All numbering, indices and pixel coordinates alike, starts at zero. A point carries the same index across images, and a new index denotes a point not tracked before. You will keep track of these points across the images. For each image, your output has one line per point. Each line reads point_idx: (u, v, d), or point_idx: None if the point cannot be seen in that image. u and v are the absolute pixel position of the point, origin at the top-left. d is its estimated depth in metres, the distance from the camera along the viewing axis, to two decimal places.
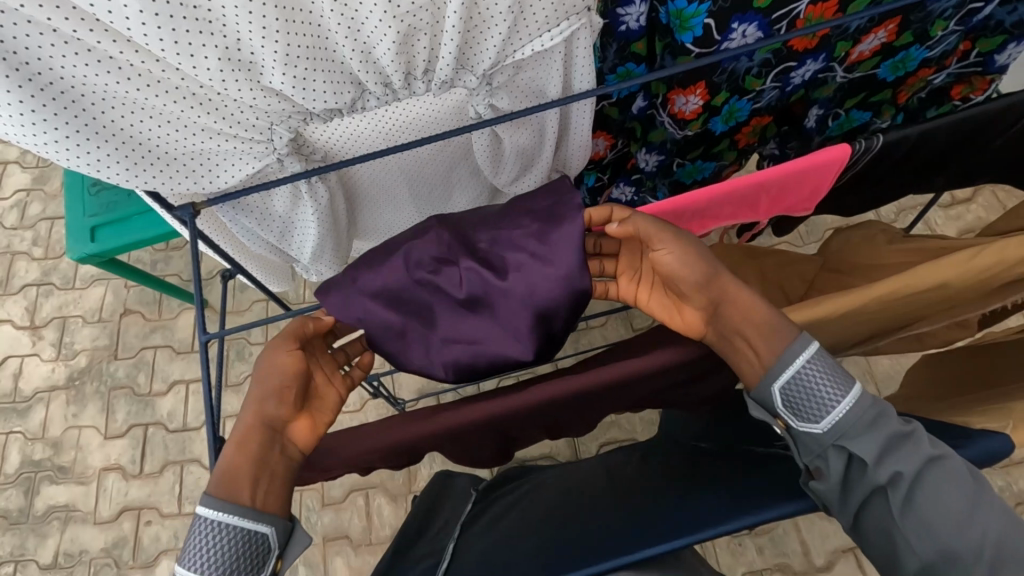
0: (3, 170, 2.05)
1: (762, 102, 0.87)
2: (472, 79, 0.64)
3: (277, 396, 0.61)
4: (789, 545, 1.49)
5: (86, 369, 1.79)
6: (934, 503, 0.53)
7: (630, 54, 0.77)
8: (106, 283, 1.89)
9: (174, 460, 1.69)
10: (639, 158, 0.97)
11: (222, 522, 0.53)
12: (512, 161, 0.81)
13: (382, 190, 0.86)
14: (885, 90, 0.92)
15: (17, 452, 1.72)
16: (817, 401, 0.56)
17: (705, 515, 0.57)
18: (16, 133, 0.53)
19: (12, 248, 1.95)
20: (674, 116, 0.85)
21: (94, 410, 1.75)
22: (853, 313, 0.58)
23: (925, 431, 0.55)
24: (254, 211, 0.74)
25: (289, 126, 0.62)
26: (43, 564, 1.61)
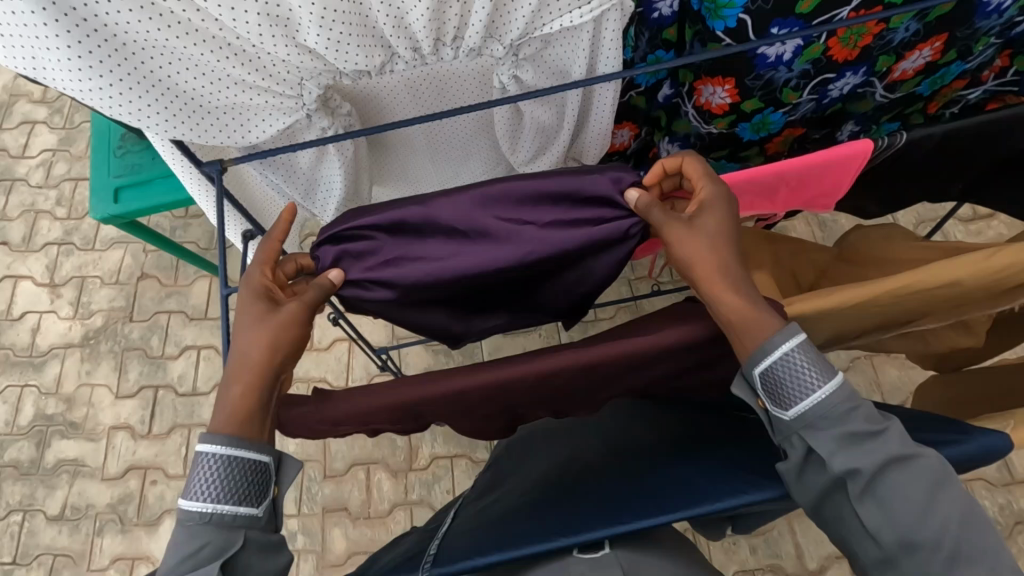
0: (32, 129, 2.09)
1: (797, 113, 0.86)
2: (499, 49, 0.64)
3: (280, 354, 0.62)
4: (783, 547, 1.50)
5: (102, 329, 1.83)
6: (890, 497, 0.55)
7: (661, 41, 0.78)
8: (125, 246, 1.92)
9: (182, 423, 1.72)
10: (662, 147, 0.97)
11: (221, 452, 0.57)
12: (531, 138, 0.81)
13: (405, 147, 0.87)
14: (918, 102, 0.92)
15: (31, 405, 1.77)
16: (793, 387, 0.57)
17: (709, 491, 0.58)
18: (64, 79, 0.54)
19: (36, 206, 1.99)
20: (700, 108, 0.85)
21: (107, 368, 1.79)
22: (867, 306, 0.59)
23: (897, 428, 0.56)
24: (281, 167, 0.74)
25: (319, 84, 0.63)
26: (51, 514, 1.66)
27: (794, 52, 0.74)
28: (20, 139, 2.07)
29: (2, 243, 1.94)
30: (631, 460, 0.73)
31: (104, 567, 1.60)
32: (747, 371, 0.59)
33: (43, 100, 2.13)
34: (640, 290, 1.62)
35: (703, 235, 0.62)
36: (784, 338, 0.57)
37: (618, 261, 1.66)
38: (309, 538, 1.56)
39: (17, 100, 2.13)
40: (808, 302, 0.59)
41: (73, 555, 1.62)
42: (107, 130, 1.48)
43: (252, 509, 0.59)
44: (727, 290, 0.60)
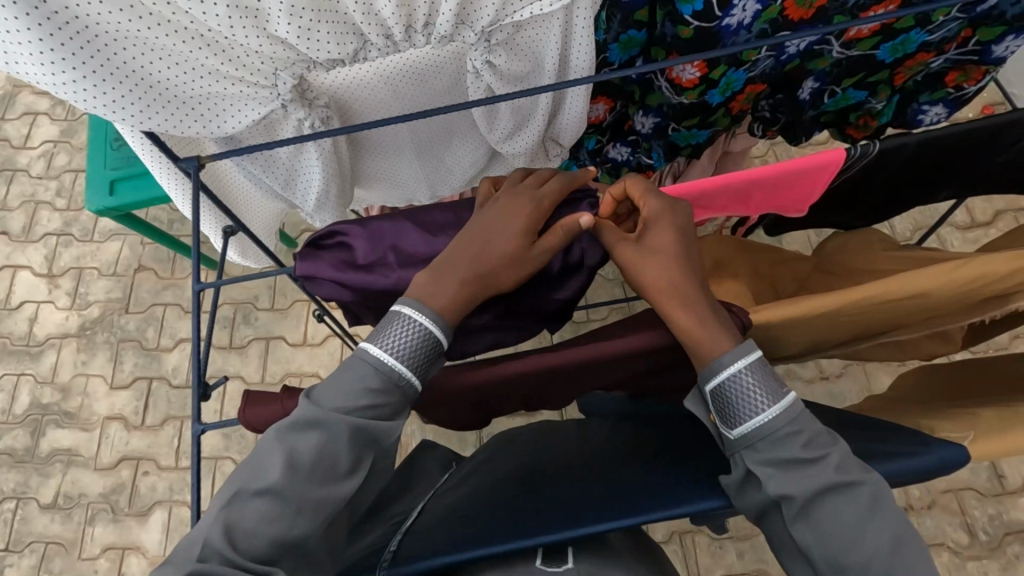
0: (34, 120, 2.10)
1: (757, 71, 0.85)
2: (471, 35, 0.64)
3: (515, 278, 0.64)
4: (769, 552, 1.50)
5: (98, 320, 1.84)
6: (822, 521, 0.55)
7: (633, 22, 0.75)
8: (123, 238, 1.93)
9: (175, 415, 1.73)
10: (636, 120, 0.95)
11: (419, 324, 0.60)
12: (507, 119, 0.81)
13: (386, 140, 0.87)
14: (882, 72, 0.87)
15: (28, 394, 1.78)
16: (742, 406, 0.57)
17: (663, 496, 0.59)
18: (35, 73, 0.54)
19: (36, 196, 2.00)
20: (672, 82, 0.84)
21: (103, 359, 1.80)
22: (829, 316, 0.59)
23: (835, 456, 0.55)
24: (259, 157, 0.74)
25: (293, 73, 0.63)
26: (44, 502, 1.67)
27: (753, 17, 0.73)
28: (23, 130, 2.09)
29: (3, 232, 1.96)
30: (603, 462, 0.73)
31: (95, 556, 1.62)
32: (698, 385, 0.59)
33: (45, 92, 2.15)
34: (633, 291, 1.62)
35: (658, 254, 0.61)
36: (735, 355, 0.57)
37: (611, 262, 1.65)
38: None
39: (20, 91, 2.15)
40: (773, 310, 0.59)
41: (65, 543, 1.63)
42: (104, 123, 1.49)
43: (371, 423, 0.59)
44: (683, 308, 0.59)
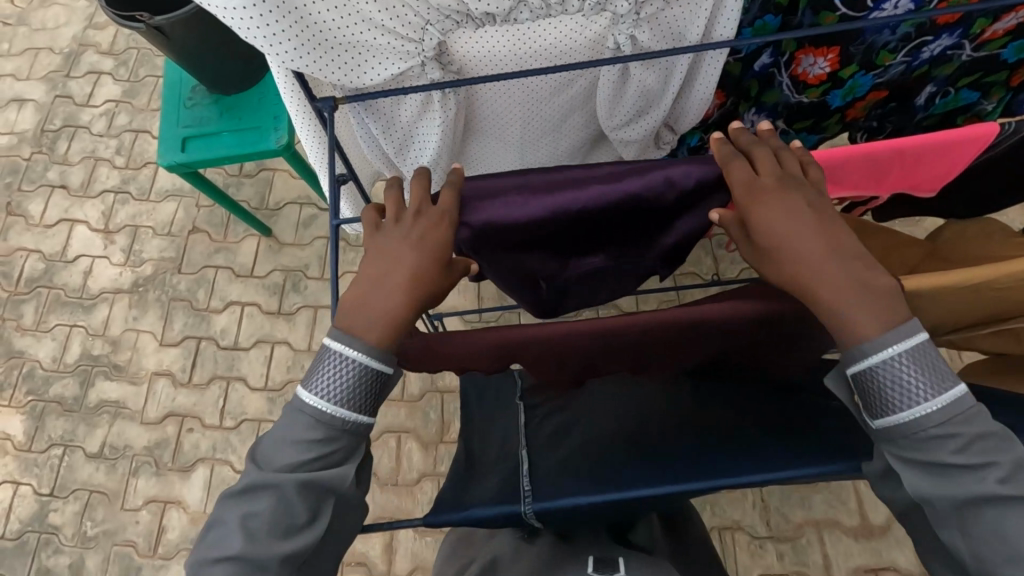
0: (98, 80, 2.14)
1: (885, 77, 0.84)
2: (623, 4, 0.66)
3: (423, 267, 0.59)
4: (810, 556, 1.48)
5: (151, 277, 1.87)
6: (953, 513, 0.54)
7: (773, 5, 0.73)
8: (179, 199, 1.96)
9: (222, 375, 1.75)
10: (745, 119, 0.93)
11: (352, 363, 0.57)
12: (631, 102, 0.80)
13: (495, 118, 0.85)
14: (1001, 72, 0.86)
15: (79, 345, 1.82)
16: (900, 394, 0.54)
17: (762, 462, 0.63)
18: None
19: (96, 153, 2.04)
20: (796, 78, 0.83)
21: (153, 316, 1.83)
22: (977, 288, 0.59)
23: (993, 467, 0.53)
24: (382, 114, 0.74)
25: (441, 29, 0.66)
26: (90, 452, 1.70)
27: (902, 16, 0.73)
28: (86, 88, 2.13)
29: (63, 186, 2.00)
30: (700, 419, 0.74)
31: (138, 507, 1.64)
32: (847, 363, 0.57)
33: (110, 52, 2.18)
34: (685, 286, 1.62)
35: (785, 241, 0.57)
36: (888, 341, 0.54)
37: None
38: None
39: (86, 50, 2.19)
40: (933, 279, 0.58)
41: (108, 493, 1.66)
42: (187, 79, 1.51)
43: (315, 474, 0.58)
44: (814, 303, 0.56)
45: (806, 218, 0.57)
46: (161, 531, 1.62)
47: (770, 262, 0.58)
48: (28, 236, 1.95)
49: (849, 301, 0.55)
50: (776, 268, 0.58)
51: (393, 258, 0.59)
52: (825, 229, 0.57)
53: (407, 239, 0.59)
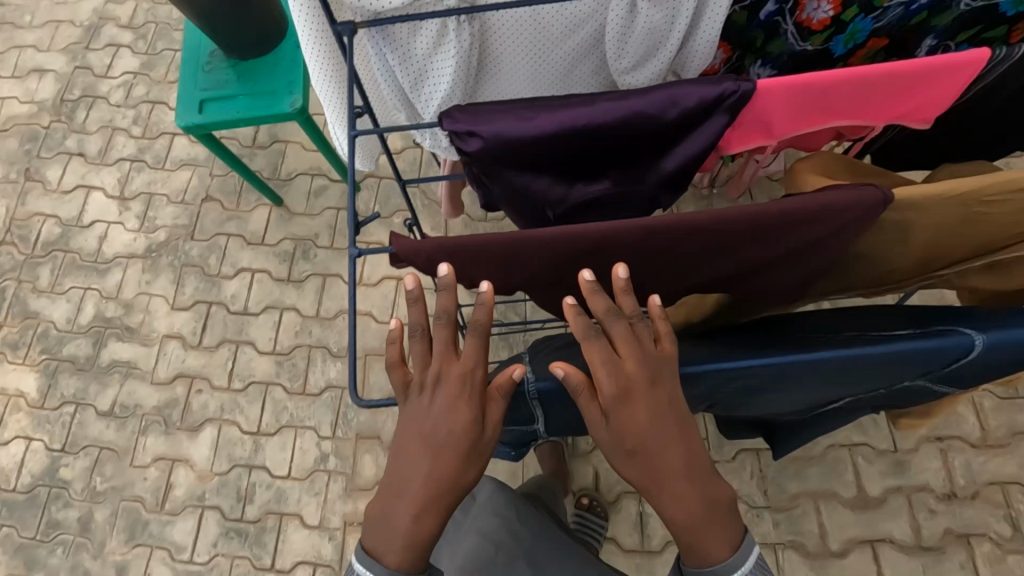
0: (116, 52, 2.18)
1: (885, 21, 0.85)
2: None
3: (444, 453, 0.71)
4: (807, 526, 1.50)
5: (164, 243, 1.91)
6: None
7: None
8: (193, 168, 2.00)
9: (231, 339, 1.78)
10: (752, 72, 0.96)
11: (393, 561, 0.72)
12: (638, 46, 0.79)
13: (507, 65, 0.84)
14: (999, 26, 0.87)
15: (93, 307, 1.86)
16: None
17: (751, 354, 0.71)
18: None
19: (114, 123, 2.08)
20: (799, 24, 0.86)
21: (166, 281, 1.87)
22: (960, 198, 0.66)
23: None
24: (398, 44, 0.77)
25: None
26: (100, 410, 1.74)
27: None
28: (106, 60, 2.17)
29: (80, 153, 2.05)
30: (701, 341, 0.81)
31: (146, 464, 1.68)
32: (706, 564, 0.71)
33: (129, 26, 2.23)
34: None
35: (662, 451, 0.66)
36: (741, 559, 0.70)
37: None
38: (341, 461, 1.64)
39: (106, 24, 2.23)
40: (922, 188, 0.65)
41: (117, 450, 1.70)
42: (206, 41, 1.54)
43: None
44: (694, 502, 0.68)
45: (671, 421, 0.66)
46: (168, 487, 1.65)
47: (639, 465, 0.66)
48: (46, 201, 1.99)
49: (699, 517, 0.67)
50: (645, 476, 0.66)
51: (431, 427, 0.70)
52: (681, 432, 0.67)
53: (443, 404, 0.70)
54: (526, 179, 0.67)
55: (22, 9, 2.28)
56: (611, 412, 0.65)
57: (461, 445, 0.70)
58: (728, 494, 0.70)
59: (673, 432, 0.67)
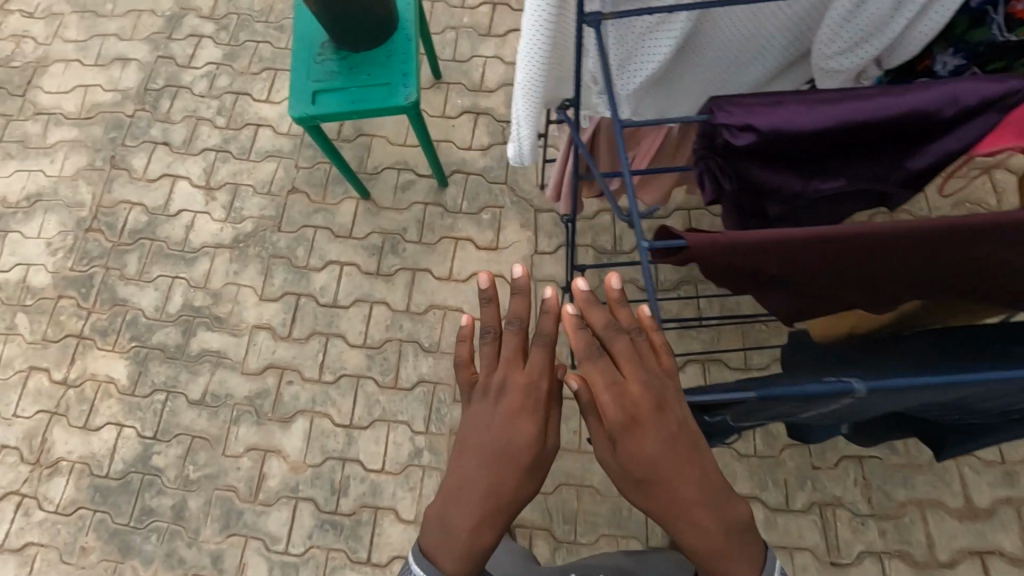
0: (198, 42, 2.19)
1: None
2: None
3: (490, 449, 0.89)
4: (914, 535, 1.48)
5: (251, 234, 1.91)
6: None
7: None
8: (279, 160, 2.00)
9: (321, 331, 1.78)
10: (938, 62, 0.86)
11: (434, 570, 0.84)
12: (852, 30, 0.77)
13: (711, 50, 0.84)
14: None
15: (181, 295, 1.86)
16: None
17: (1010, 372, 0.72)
18: None
19: (198, 113, 2.08)
20: (1012, 14, 0.78)
21: (254, 271, 1.87)
22: None
23: None
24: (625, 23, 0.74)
25: None
26: (192, 398, 1.74)
27: None
28: (188, 50, 2.18)
29: (165, 142, 2.05)
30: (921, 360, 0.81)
31: (239, 454, 1.68)
32: None
33: (210, 17, 2.23)
34: None
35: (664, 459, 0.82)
36: None
37: None
38: (435, 456, 1.64)
39: (187, 14, 2.24)
40: None
41: (210, 439, 1.70)
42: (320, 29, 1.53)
43: None
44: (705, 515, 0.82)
45: (671, 451, 0.82)
46: (262, 477, 1.66)
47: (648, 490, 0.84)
48: (132, 189, 2.00)
49: (698, 537, 0.82)
50: (645, 496, 0.84)
51: (493, 433, 0.89)
52: (682, 464, 0.82)
53: (501, 412, 0.91)
54: (770, 174, 0.78)
55: None
56: (619, 439, 0.83)
57: (523, 458, 0.88)
58: (741, 515, 0.83)
59: (680, 453, 0.83)
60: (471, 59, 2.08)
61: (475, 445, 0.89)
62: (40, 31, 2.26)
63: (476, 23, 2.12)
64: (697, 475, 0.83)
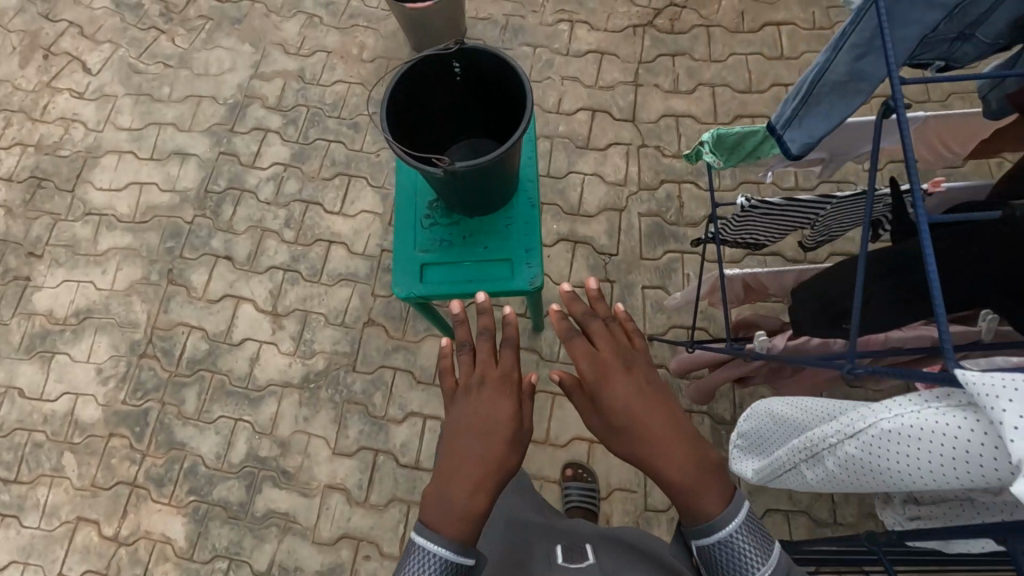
0: (264, 138, 1.99)
1: None
2: None
3: (478, 419, 0.91)
4: None
5: (324, 373, 1.73)
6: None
7: None
8: (353, 284, 1.81)
9: (402, 497, 1.60)
10: None
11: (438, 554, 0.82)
12: None
13: None
14: None
15: (245, 442, 1.68)
16: (741, 563, 0.81)
17: None
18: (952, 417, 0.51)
19: (263, 223, 1.89)
20: None
21: (326, 419, 1.68)
22: None
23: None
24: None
25: None
26: (257, 569, 1.57)
27: None
28: (252, 147, 1.98)
29: (227, 256, 1.86)
30: None
31: None
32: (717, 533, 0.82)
33: (276, 107, 2.03)
34: None
35: (633, 396, 0.92)
36: (732, 515, 0.82)
37: None
38: None
39: (252, 103, 2.04)
40: None
41: None
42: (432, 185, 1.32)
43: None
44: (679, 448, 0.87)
45: (643, 399, 0.92)
46: None
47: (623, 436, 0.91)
48: (190, 311, 1.81)
49: (675, 471, 0.86)
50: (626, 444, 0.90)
51: (476, 416, 0.91)
52: (655, 407, 0.91)
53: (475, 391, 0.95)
54: None
55: (161, 79, 2.09)
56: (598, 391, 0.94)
57: (507, 431, 0.90)
58: (714, 457, 0.87)
59: (651, 400, 0.92)
60: (568, 175, 1.87)
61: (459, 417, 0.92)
62: (90, 114, 2.06)
63: (574, 133, 1.92)
64: (670, 411, 0.91)
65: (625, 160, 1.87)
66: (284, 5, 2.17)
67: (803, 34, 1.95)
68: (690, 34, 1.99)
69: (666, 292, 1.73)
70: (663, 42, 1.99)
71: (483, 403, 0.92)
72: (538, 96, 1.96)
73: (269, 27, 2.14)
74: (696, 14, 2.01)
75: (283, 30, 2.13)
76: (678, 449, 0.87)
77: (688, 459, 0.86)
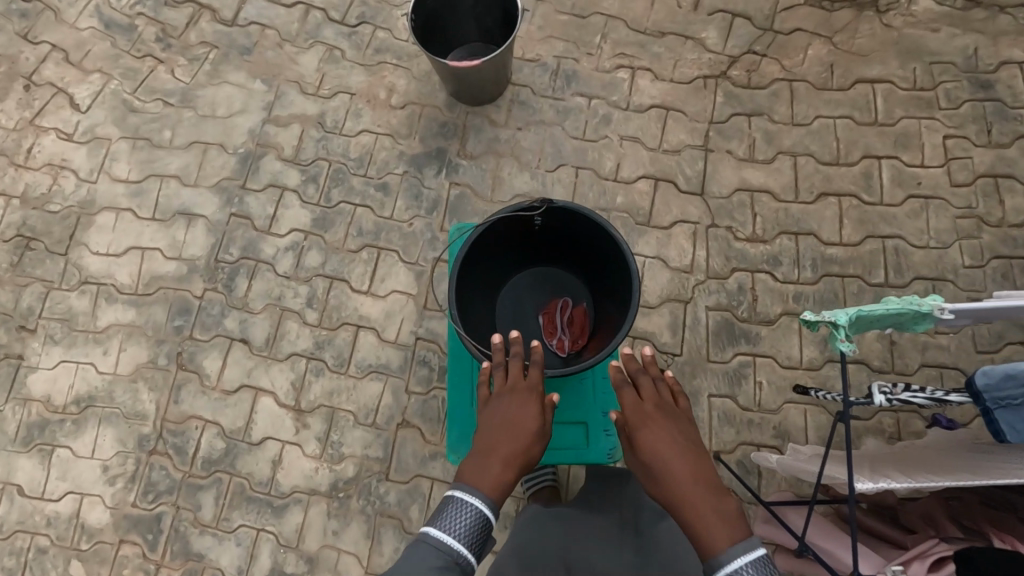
0: (281, 198, 1.76)
1: None
2: None
3: (520, 424, 0.96)
4: None
5: (353, 481, 1.57)
6: None
7: None
8: (385, 378, 1.63)
9: None
10: None
11: (472, 507, 0.87)
12: None
13: None
14: None
15: (269, 556, 1.54)
16: None
17: None
18: None
19: (283, 301, 1.69)
20: None
21: (357, 534, 1.54)
22: None
23: None
24: None
25: None
26: None
27: None
28: (268, 209, 1.75)
29: (243, 339, 1.67)
30: None
31: None
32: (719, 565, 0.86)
33: (294, 160, 1.79)
34: None
35: (667, 441, 0.99)
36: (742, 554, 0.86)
37: None
38: None
39: (266, 154, 1.80)
40: None
41: None
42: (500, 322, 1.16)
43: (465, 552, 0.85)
44: (699, 489, 0.93)
45: (672, 444, 0.98)
46: None
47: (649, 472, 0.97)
48: (204, 402, 1.64)
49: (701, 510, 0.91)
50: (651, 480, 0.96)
51: (502, 417, 0.97)
52: (686, 452, 0.97)
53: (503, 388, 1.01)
54: None
55: (160, 120, 1.83)
56: (634, 432, 1.01)
57: (530, 425, 0.96)
58: (734, 507, 0.92)
59: (683, 451, 0.98)
60: None
61: (500, 415, 0.97)
62: (81, 161, 1.81)
63: (634, 206, 1.69)
64: (701, 460, 0.97)
65: (692, 242, 1.65)
66: (301, 34, 1.89)
67: (900, 96, 1.70)
68: (769, 90, 1.73)
69: (734, 401, 1.56)
70: (738, 98, 1.73)
71: (522, 409, 0.97)
72: (594, 160, 1.73)
73: (284, 60, 1.87)
74: (777, 65, 1.75)
75: (300, 65, 1.86)
76: (699, 492, 0.92)
77: (706, 497, 0.92)
